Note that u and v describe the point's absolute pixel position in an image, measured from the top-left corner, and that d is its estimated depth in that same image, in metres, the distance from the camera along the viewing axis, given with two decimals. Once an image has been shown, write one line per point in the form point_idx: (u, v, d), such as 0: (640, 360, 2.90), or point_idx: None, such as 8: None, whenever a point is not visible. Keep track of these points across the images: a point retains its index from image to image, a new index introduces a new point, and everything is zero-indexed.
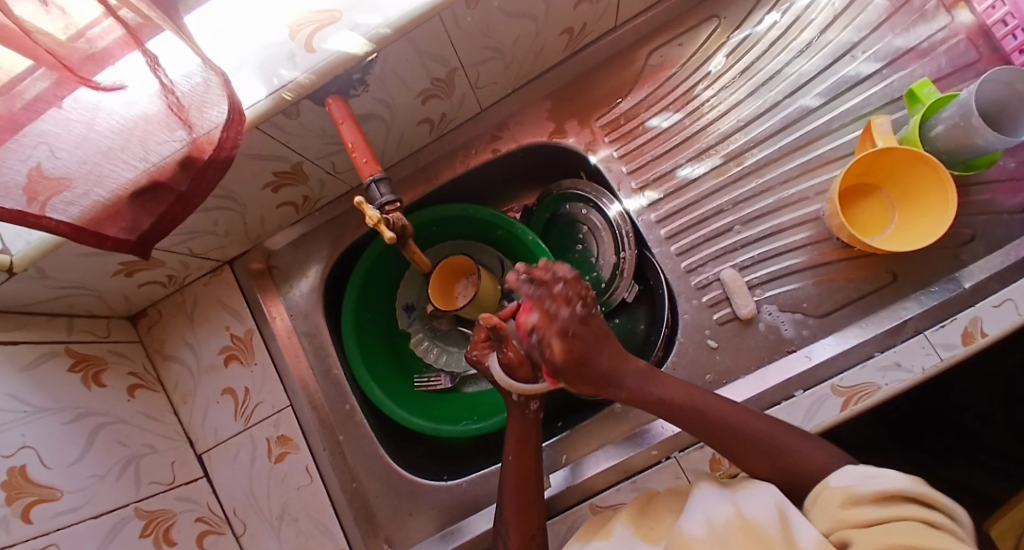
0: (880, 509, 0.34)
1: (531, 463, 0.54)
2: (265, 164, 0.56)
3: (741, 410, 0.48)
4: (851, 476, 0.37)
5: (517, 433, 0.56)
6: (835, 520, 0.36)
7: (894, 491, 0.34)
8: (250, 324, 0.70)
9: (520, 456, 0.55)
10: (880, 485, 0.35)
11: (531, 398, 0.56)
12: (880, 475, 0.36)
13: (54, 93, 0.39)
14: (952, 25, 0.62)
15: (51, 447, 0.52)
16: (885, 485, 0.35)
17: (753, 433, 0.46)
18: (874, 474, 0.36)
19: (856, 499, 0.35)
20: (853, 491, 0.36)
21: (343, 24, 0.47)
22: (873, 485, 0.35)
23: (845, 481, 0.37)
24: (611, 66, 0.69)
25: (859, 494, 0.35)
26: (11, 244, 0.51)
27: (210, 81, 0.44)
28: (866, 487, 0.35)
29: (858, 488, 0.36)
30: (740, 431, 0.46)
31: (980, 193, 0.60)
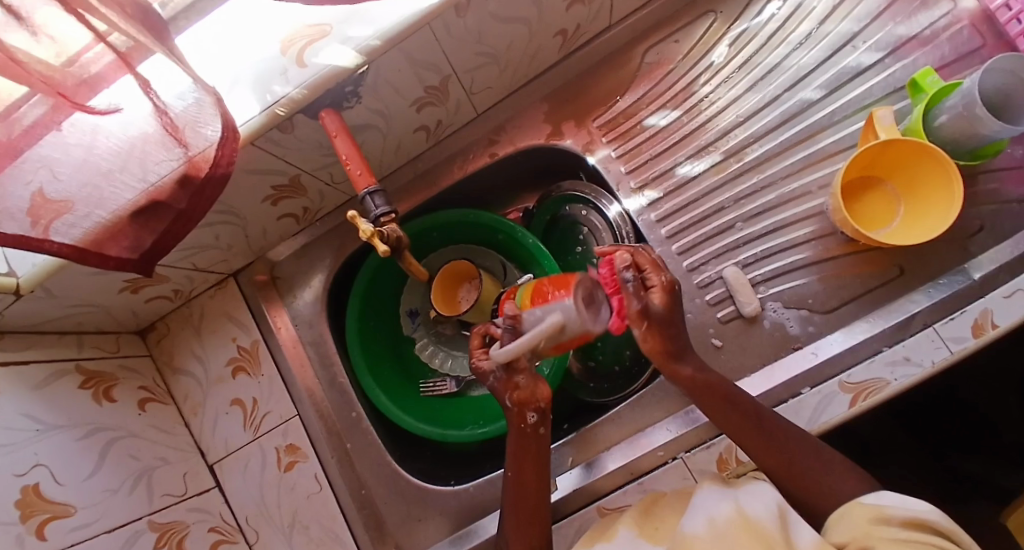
0: (903, 531, 0.33)
1: (534, 474, 0.53)
2: (264, 179, 0.57)
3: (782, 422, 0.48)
4: (888, 498, 0.36)
5: (519, 443, 0.54)
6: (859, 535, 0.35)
7: (923, 519, 0.33)
8: (256, 335, 0.71)
9: (521, 466, 0.53)
10: (912, 510, 0.34)
11: (527, 408, 0.54)
12: (913, 502, 0.34)
13: (50, 118, 0.40)
14: (956, 10, 0.61)
15: (64, 463, 0.53)
16: (918, 510, 0.33)
17: (787, 441, 0.46)
18: (912, 501, 0.35)
19: (885, 519, 0.34)
20: (884, 511, 0.35)
21: (333, 37, 0.47)
22: (906, 510, 0.34)
23: (881, 502, 0.36)
24: (607, 65, 0.69)
25: (888, 514, 0.34)
26: (18, 267, 0.51)
27: (203, 101, 0.44)
28: (896, 509, 0.34)
29: (889, 509, 0.35)
30: (776, 438, 0.46)
31: (988, 183, 0.59)
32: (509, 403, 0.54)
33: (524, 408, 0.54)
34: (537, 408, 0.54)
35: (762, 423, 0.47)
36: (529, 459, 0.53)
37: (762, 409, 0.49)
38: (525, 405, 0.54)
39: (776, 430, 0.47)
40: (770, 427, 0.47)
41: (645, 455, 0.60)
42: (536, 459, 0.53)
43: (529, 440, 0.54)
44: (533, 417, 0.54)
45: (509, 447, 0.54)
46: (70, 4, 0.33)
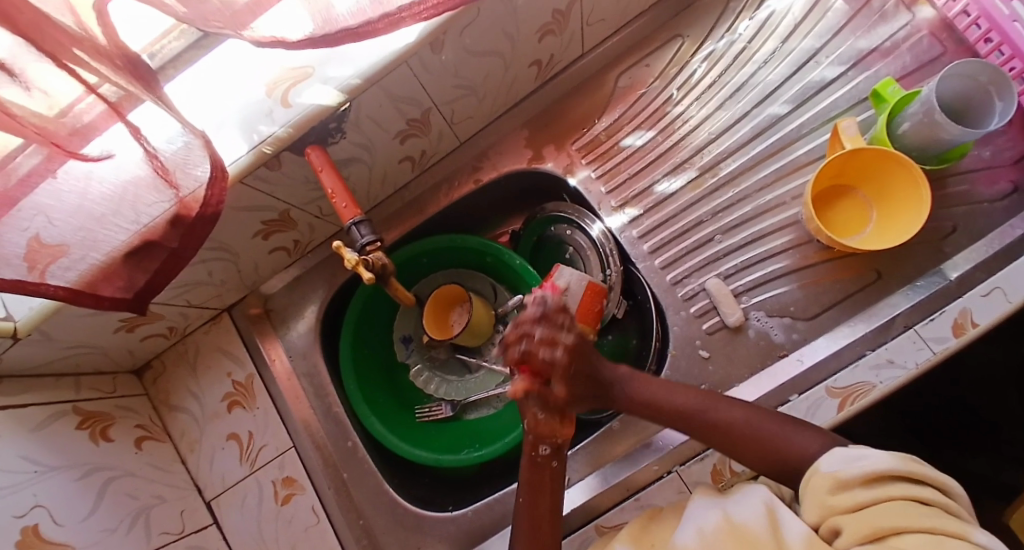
0: (868, 493, 0.35)
1: (549, 504, 0.51)
2: (254, 215, 0.59)
3: (709, 398, 0.50)
4: (836, 458, 0.38)
5: (530, 475, 0.53)
6: (824, 508, 0.37)
7: (881, 473, 0.35)
8: (251, 369, 0.72)
9: (536, 501, 0.52)
10: (863, 467, 0.36)
11: (542, 441, 0.53)
12: (861, 455, 0.37)
13: (45, 167, 0.42)
14: (913, 23, 0.64)
15: (62, 504, 0.54)
16: (872, 467, 0.36)
17: (737, 424, 0.47)
18: (858, 454, 0.37)
19: (843, 483, 0.37)
20: (840, 476, 0.37)
21: (315, 78, 0.49)
22: (857, 468, 0.36)
23: (834, 465, 0.38)
24: (584, 90, 0.71)
25: (847, 478, 0.36)
26: (15, 310, 0.52)
27: (191, 144, 0.45)
28: (852, 470, 0.36)
29: (845, 471, 0.37)
30: (725, 424, 0.47)
31: (957, 185, 0.60)
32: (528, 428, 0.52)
33: (539, 439, 0.53)
34: (554, 443, 0.53)
35: (704, 413, 0.49)
36: (546, 490, 0.52)
37: (700, 398, 0.50)
38: (542, 437, 0.52)
39: (726, 422, 0.47)
40: (719, 425, 0.48)
41: (640, 470, 0.60)
42: (550, 494, 0.52)
43: (546, 473, 0.53)
44: (546, 450, 0.53)
45: (522, 479, 0.53)
46: (62, 60, 0.34)
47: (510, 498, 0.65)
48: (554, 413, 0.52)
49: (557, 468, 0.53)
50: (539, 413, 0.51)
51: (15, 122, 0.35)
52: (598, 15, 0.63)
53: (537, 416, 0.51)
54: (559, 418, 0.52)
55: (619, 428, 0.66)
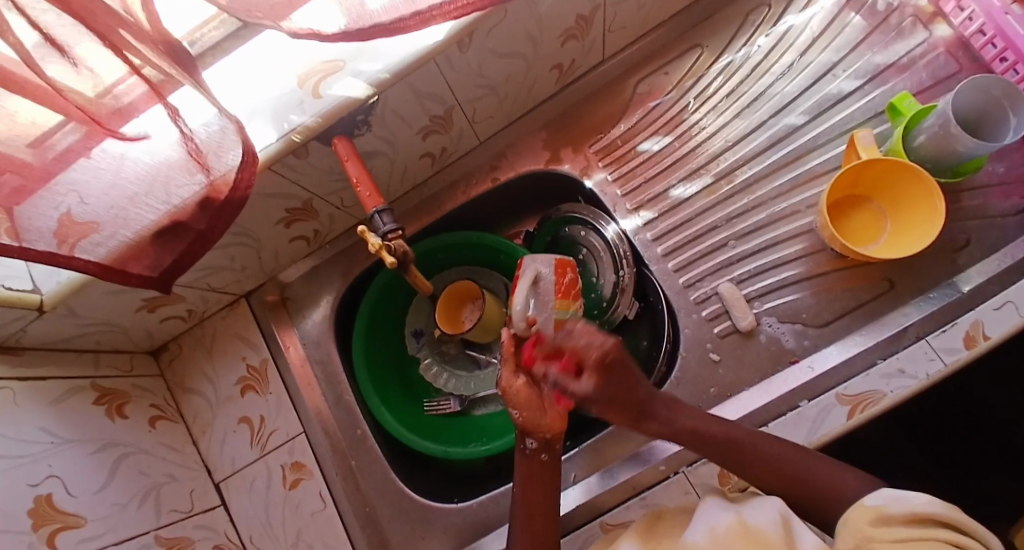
0: (908, 530, 0.33)
1: (542, 495, 0.52)
2: (278, 202, 0.60)
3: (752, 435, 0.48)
4: (885, 495, 0.37)
5: (524, 472, 0.54)
6: (862, 538, 0.36)
7: (923, 513, 0.34)
8: (266, 354, 0.73)
9: (528, 493, 0.52)
10: (911, 505, 0.34)
11: (527, 435, 0.54)
12: (911, 497, 0.35)
13: (83, 144, 0.43)
14: (931, 40, 0.65)
15: (76, 476, 0.55)
16: (916, 505, 0.34)
17: (779, 462, 0.45)
18: (909, 495, 0.36)
19: (886, 519, 0.35)
20: (883, 510, 0.36)
21: (346, 71, 0.51)
22: (904, 505, 0.35)
23: (879, 501, 0.37)
24: (603, 95, 0.73)
25: (888, 513, 0.35)
26: (43, 284, 0.54)
27: (226, 129, 0.47)
28: (897, 507, 0.35)
29: (888, 507, 0.36)
30: (768, 460, 0.46)
31: (973, 199, 0.61)
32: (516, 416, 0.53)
33: (524, 433, 0.54)
34: (539, 437, 0.53)
35: (750, 449, 0.47)
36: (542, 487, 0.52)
37: (739, 430, 0.48)
38: (527, 432, 0.54)
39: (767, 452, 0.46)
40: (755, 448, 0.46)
41: (647, 469, 0.60)
42: (545, 487, 0.53)
43: (543, 470, 0.53)
44: (533, 443, 0.54)
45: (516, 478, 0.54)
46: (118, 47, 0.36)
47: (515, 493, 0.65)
48: (529, 409, 0.53)
49: (549, 462, 0.54)
50: (514, 411, 0.53)
51: (63, 98, 0.37)
52: (620, 23, 0.64)
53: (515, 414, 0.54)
54: (538, 413, 0.53)
55: (626, 427, 0.66)
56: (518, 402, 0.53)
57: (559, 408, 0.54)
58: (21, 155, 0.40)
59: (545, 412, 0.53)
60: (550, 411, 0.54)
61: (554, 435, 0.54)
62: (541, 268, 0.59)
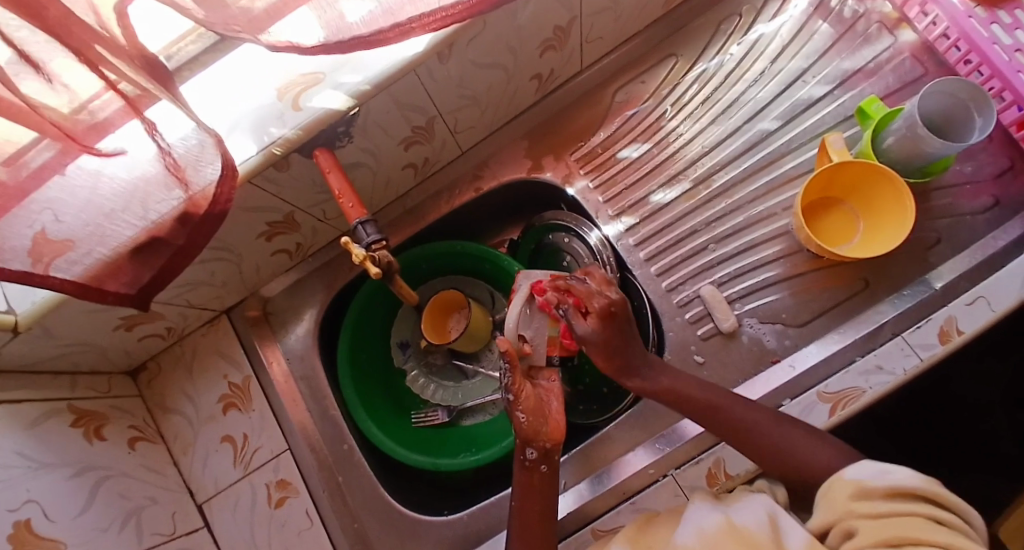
0: (890, 505, 0.36)
1: (540, 506, 0.52)
2: (259, 215, 0.60)
3: (734, 401, 0.51)
4: (867, 468, 0.39)
5: (523, 485, 0.53)
6: (841, 510, 0.38)
7: (905, 489, 0.36)
8: (248, 371, 0.72)
9: (526, 505, 0.52)
10: (893, 481, 0.37)
11: (528, 444, 0.53)
12: (891, 471, 0.38)
13: (58, 160, 0.42)
14: (896, 45, 0.67)
15: (54, 501, 0.53)
16: (898, 481, 0.37)
17: (763, 431, 0.48)
18: (890, 469, 0.38)
19: (866, 493, 0.37)
20: (865, 484, 0.38)
21: (327, 83, 0.51)
22: (886, 481, 0.37)
23: (860, 475, 0.39)
24: (583, 103, 0.74)
25: (871, 488, 0.37)
26: (17, 304, 0.53)
27: (205, 143, 0.46)
28: (878, 482, 0.37)
29: (870, 482, 0.38)
30: (749, 429, 0.49)
31: (940, 199, 0.63)
32: (520, 419, 0.53)
33: (525, 443, 0.53)
34: (540, 447, 0.53)
35: (732, 416, 0.50)
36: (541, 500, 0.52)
37: (719, 395, 0.52)
38: (529, 441, 0.53)
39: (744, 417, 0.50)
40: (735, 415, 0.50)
41: (636, 473, 0.60)
42: (544, 497, 0.52)
43: (541, 482, 0.52)
44: (533, 453, 0.53)
45: (515, 491, 0.53)
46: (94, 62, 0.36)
47: (505, 503, 0.65)
48: (533, 415, 0.54)
49: (548, 472, 0.53)
50: (519, 416, 0.54)
51: (39, 115, 0.37)
52: (597, 32, 0.66)
53: (519, 420, 0.53)
54: (541, 421, 0.54)
55: (615, 432, 0.66)
56: (524, 406, 0.53)
57: (559, 418, 0.55)
58: None
59: (546, 421, 0.54)
60: (551, 421, 0.54)
61: (554, 448, 0.53)
62: (538, 278, 0.56)
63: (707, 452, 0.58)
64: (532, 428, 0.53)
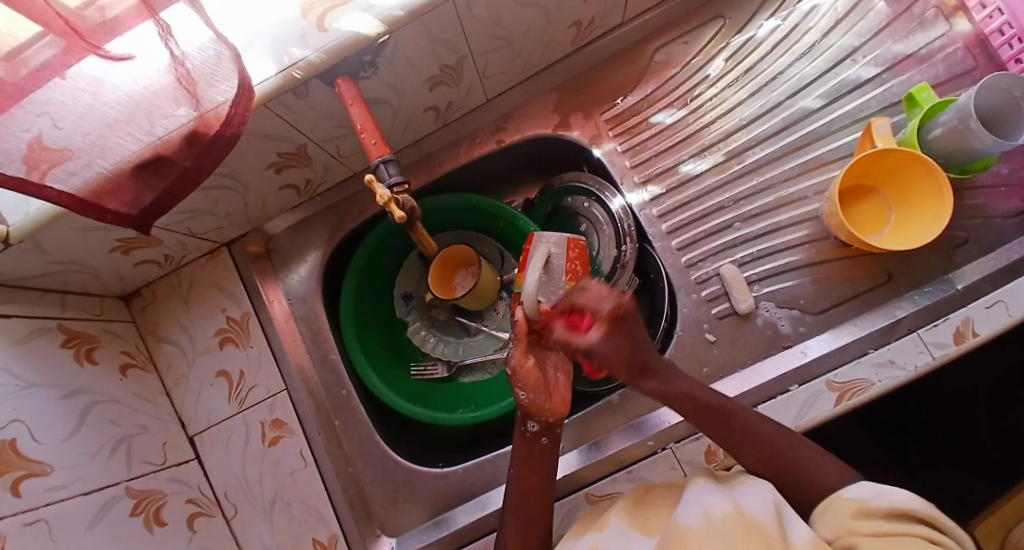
0: (888, 524, 0.34)
1: (539, 475, 0.51)
2: (271, 145, 0.56)
3: (750, 416, 0.47)
4: (865, 489, 0.37)
5: (523, 457, 0.52)
6: (842, 529, 0.36)
7: (904, 509, 0.34)
8: (248, 308, 0.69)
9: (525, 474, 0.51)
10: (893, 500, 0.35)
11: (530, 418, 0.51)
12: (892, 491, 0.36)
13: (60, 61, 0.38)
14: (951, 34, 0.64)
15: (42, 421, 0.51)
16: (897, 502, 0.34)
17: (766, 441, 0.45)
18: (887, 489, 0.36)
19: (867, 511, 0.35)
20: (864, 504, 0.36)
21: (355, 5, 0.47)
22: (887, 501, 0.35)
23: (860, 494, 0.37)
24: (618, 61, 0.70)
25: (870, 507, 0.35)
26: (10, 215, 0.50)
27: (222, 55, 0.43)
28: (877, 502, 0.35)
29: (870, 501, 0.36)
30: (758, 439, 0.45)
31: (974, 198, 0.61)
32: (521, 396, 0.50)
33: (527, 416, 0.51)
34: (542, 421, 0.51)
35: (740, 426, 0.46)
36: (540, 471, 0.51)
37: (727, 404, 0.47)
38: (530, 415, 0.51)
39: (752, 427, 0.46)
40: (746, 424, 0.46)
41: (635, 444, 0.60)
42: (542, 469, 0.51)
43: (542, 457, 0.51)
44: (534, 426, 0.51)
45: (514, 461, 0.52)
46: None
47: (501, 462, 0.65)
48: (535, 392, 0.50)
49: (548, 445, 0.52)
50: (520, 392, 0.51)
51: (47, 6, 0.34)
52: None
53: (521, 395, 0.50)
54: (543, 397, 0.51)
55: (617, 402, 0.66)
56: (526, 384, 0.50)
57: (564, 392, 0.52)
58: None
59: (553, 397, 0.51)
60: (555, 395, 0.51)
61: (556, 422, 0.51)
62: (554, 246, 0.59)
63: None
64: (532, 405, 0.50)
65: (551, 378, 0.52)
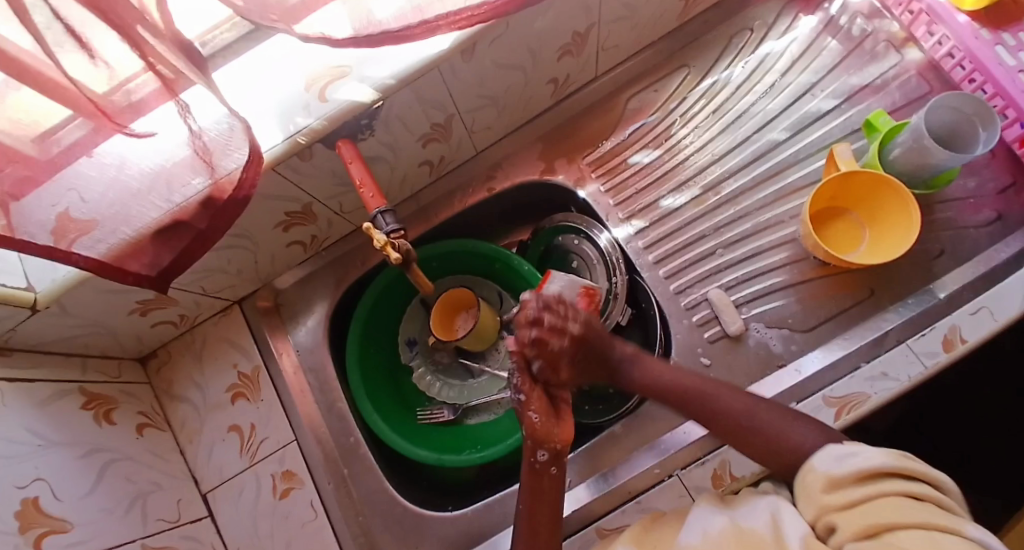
0: (861, 490, 0.36)
1: (550, 508, 0.52)
2: (279, 205, 0.61)
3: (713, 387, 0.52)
4: (831, 457, 0.40)
5: (533, 484, 0.53)
6: (818, 507, 0.38)
7: (871, 470, 0.37)
8: (258, 361, 0.72)
9: (536, 508, 0.51)
10: (859, 465, 0.37)
11: (540, 446, 0.53)
12: (857, 454, 0.38)
13: (89, 139, 0.43)
14: (903, 63, 0.70)
15: (62, 480, 0.53)
16: (863, 464, 0.37)
17: (734, 414, 0.50)
18: (852, 454, 0.39)
19: (838, 482, 0.38)
20: (833, 474, 0.38)
21: (353, 76, 0.53)
22: (853, 466, 0.38)
23: (828, 465, 0.40)
24: (596, 110, 0.76)
25: (839, 476, 0.38)
26: (36, 281, 0.53)
27: (235, 127, 0.48)
28: (842, 469, 0.38)
29: (837, 470, 0.38)
30: (722, 413, 0.50)
31: (944, 211, 0.65)
32: (534, 421, 0.53)
33: (537, 444, 0.53)
34: (551, 448, 0.53)
35: (705, 398, 0.52)
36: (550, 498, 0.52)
37: (697, 383, 0.53)
38: (541, 441, 0.53)
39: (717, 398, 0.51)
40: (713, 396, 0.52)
41: (641, 473, 0.61)
42: (552, 496, 0.52)
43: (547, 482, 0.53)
44: (544, 455, 0.53)
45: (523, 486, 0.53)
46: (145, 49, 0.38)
47: (510, 501, 0.65)
48: (546, 416, 0.54)
49: (556, 475, 0.53)
50: (531, 416, 0.53)
51: (77, 92, 0.38)
52: (613, 41, 0.68)
53: (535, 418, 0.53)
54: (552, 422, 0.54)
55: (621, 432, 0.67)
56: (538, 407, 0.54)
57: (568, 420, 0.55)
58: (24, 147, 0.40)
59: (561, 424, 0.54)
60: (562, 422, 0.54)
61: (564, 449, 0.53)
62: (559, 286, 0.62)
63: (712, 453, 0.58)
64: (545, 429, 0.53)
65: (557, 405, 0.56)
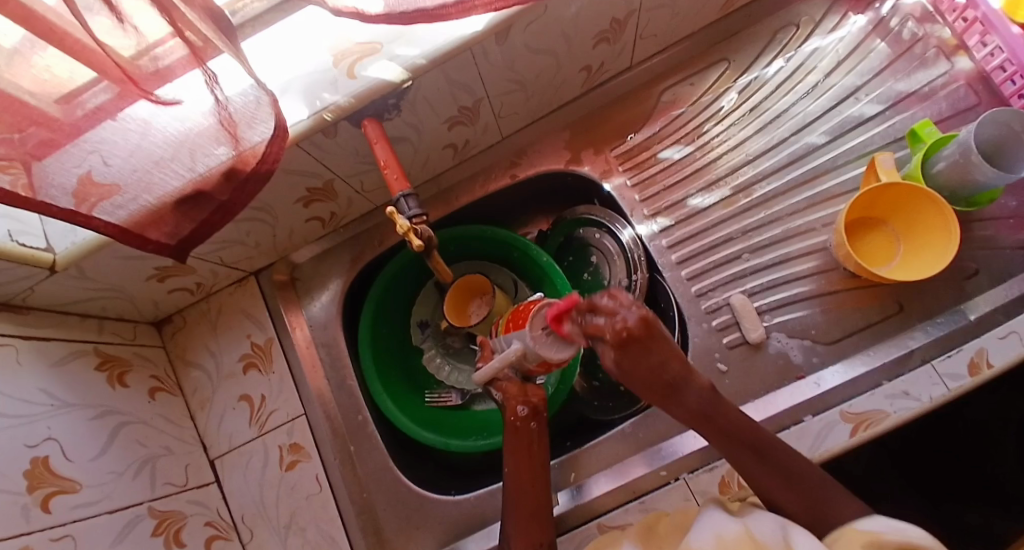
0: None
1: (533, 502, 0.52)
2: (300, 180, 0.60)
3: (767, 435, 0.47)
4: (881, 523, 0.37)
5: (513, 440, 0.56)
6: None
7: (916, 544, 0.34)
8: (271, 333, 0.72)
9: (518, 462, 0.55)
10: (908, 536, 0.35)
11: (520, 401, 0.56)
12: (908, 527, 0.35)
13: (114, 104, 0.42)
14: (952, 71, 0.66)
15: (74, 440, 0.54)
16: (912, 537, 0.34)
17: (791, 470, 0.45)
18: (905, 525, 0.36)
19: (880, 544, 0.35)
20: (877, 536, 0.36)
21: (382, 54, 0.52)
22: (901, 535, 0.35)
23: (874, 527, 0.37)
24: (627, 101, 0.73)
25: (882, 539, 0.35)
26: (57, 243, 0.54)
27: (261, 100, 0.46)
28: (890, 535, 0.35)
29: (884, 534, 0.36)
30: (780, 464, 0.45)
31: (983, 229, 0.62)
32: (519, 411, 0.56)
33: (515, 401, 0.56)
34: (529, 402, 0.56)
35: (761, 448, 0.46)
36: (530, 453, 0.55)
37: (758, 431, 0.47)
38: (517, 401, 0.56)
39: (771, 448, 0.46)
40: (766, 443, 0.46)
41: (646, 475, 0.60)
42: (532, 457, 0.55)
43: (529, 442, 0.56)
44: (525, 411, 0.56)
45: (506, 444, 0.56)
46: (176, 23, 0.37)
47: None
48: (515, 397, 0.56)
49: (536, 429, 0.56)
50: (519, 408, 0.56)
51: (103, 55, 0.37)
52: (651, 29, 0.65)
53: (498, 394, 0.58)
54: (521, 398, 0.56)
55: (630, 431, 0.66)
56: (504, 389, 0.57)
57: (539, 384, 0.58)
58: (48, 108, 0.39)
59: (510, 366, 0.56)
60: (530, 391, 0.57)
61: (540, 403, 0.57)
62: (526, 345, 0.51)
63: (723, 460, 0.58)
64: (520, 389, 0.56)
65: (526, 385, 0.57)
